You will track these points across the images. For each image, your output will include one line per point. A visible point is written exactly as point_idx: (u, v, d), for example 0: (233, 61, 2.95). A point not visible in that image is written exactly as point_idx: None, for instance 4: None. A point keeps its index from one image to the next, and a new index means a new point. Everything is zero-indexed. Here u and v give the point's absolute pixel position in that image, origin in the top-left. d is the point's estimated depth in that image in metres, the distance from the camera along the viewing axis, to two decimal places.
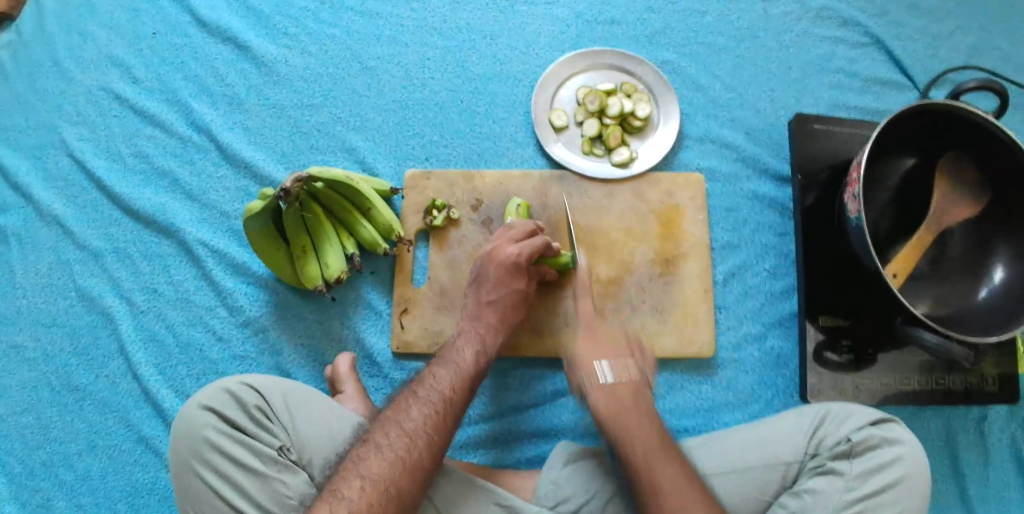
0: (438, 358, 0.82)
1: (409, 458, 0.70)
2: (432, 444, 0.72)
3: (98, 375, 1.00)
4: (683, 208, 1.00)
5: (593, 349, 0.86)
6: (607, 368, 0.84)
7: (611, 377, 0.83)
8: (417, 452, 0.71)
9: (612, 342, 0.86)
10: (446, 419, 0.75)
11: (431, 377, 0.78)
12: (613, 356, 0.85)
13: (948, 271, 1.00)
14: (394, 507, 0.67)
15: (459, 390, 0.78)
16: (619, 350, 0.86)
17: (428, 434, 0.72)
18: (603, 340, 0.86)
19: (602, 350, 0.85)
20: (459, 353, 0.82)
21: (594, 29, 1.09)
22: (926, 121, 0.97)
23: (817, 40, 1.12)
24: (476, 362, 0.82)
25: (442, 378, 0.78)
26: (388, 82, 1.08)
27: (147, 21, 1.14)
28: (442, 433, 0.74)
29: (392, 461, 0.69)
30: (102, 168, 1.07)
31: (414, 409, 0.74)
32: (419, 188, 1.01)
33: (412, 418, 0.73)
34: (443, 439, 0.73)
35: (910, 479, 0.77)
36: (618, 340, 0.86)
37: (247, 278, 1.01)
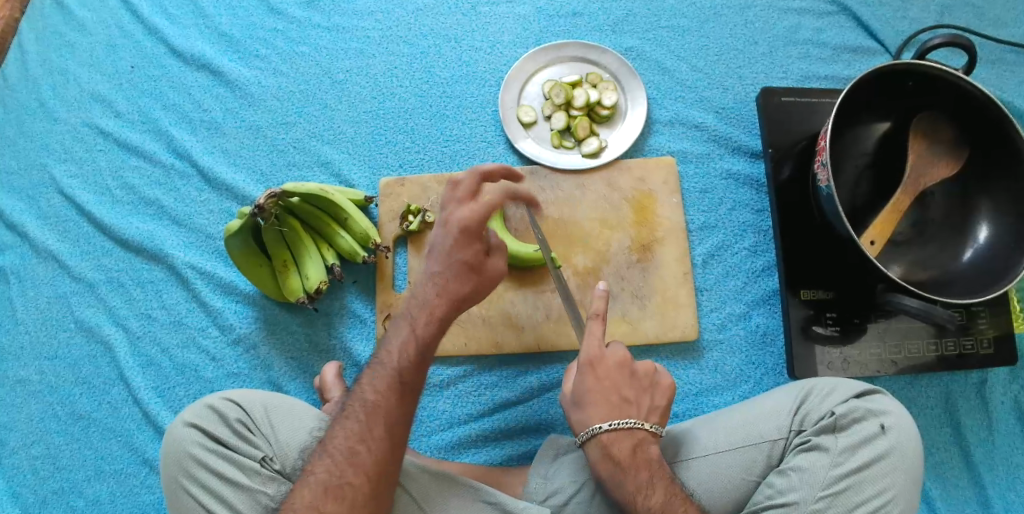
0: (371, 361, 0.79)
1: (334, 478, 0.70)
2: (355, 460, 0.71)
3: (100, 402, 1.03)
4: (656, 193, 1.00)
5: (609, 441, 0.76)
6: (630, 468, 0.75)
7: (638, 474, 0.75)
8: (341, 472, 0.70)
9: (626, 425, 0.76)
10: (368, 429, 0.73)
11: (359, 387, 0.77)
12: (632, 453, 0.76)
13: (932, 234, 0.98)
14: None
15: (385, 394, 0.75)
16: (637, 441, 0.77)
17: (351, 452, 0.71)
18: (619, 419, 0.77)
19: (618, 442, 0.76)
20: (386, 352, 0.78)
21: (556, 23, 1.10)
22: (895, 83, 0.96)
23: (782, 13, 1.11)
24: (401, 357, 0.77)
25: (366, 386, 0.76)
26: (358, 94, 1.10)
27: (125, 56, 1.17)
28: (368, 444, 0.72)
29: (315, 485, 0.70)
30: (91, 202, 1.11)
31: (338, 428, 0.74)
32: (394, 195, 1.02)
33: (335, 437, 0.73)
34: (369, 453, 0.72)
35: (896, 451, 0.77)
36: (633, 421, 0.77)
37: (236, 296, 1.04)
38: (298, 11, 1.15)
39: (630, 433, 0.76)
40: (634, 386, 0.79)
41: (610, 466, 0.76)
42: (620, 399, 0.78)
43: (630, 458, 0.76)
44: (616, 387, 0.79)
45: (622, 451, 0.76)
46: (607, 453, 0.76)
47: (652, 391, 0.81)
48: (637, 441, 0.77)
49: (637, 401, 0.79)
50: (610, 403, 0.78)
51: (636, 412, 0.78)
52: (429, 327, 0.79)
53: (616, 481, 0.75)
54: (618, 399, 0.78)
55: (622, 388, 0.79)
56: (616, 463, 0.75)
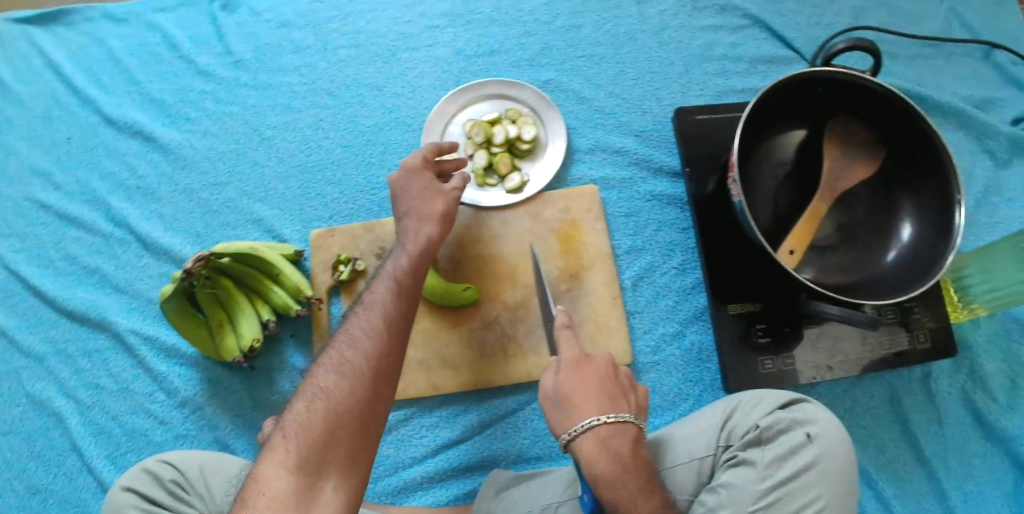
0: (373, 280, 0.81)
1: (349, 366, 0.70)
2: (360, 346, 0.72)
3: (56, 474, 1.04)
4: (581, 221, 1.01)
5: (606, 434, 0.75)
6: (632, 467, 0.74)
7: (637, 475, 0.74)
8: (346, 355, 0.71)
9: (624, 418, 0.76)
10: (381, 325, 0.74)
11: (367, 295, 0.78)
12: (629, 450, 0.75)
13: (858, 236, 0.99)
14: (325, 404, 0.67)
15: (390, 302, 0.76)
16: (633, 438, 0.76)
17: (355, 340, 0.72)
18: (615, 413, 0.77)
19: (616, 436, 0.75)
20: (389, 275, 0.80)
21: (474, 63, 1.13)
22: (806, 91, 0.97)
23: (695, 32, 1.14)
24: (407, 277, 0.80)
25: (376, 294, 0.77)
26: (287, 148, 1.12)
27: (61, 128, 1.20)
28: (375, 337, 0.72)
29: (334, 373, 0.70)
30: (36, 275, 1.13)
31: (351, 326, 0.74)
32: (324, 246, 1.04)
33: (347, 336, 0.73)
34: (376, 346, 0.72)
35: (821, 461, 0.76)
36: (628, 415, 0.77)
37: (180, 359, 1.06)
38: (225, 71, 1.18)
39: (628, 427, 0.76)
40: (621, 385, 0.81)
41: (615, 463, 0.74)
42: (613, 396, 0.79)
43: (628, 454, 0.75)
44: (601, 386, 0.79)
45: (622, 445, 0.75)
46: (606, 446, 0.74)
47: (634, 392, 0.82)
48: (633, 437, 0.76)
49: (628, 399, 0.80)
50: (607, 399, 0.78)
51: (627, 407, 0.79)
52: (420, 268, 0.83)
53: (618, 477, 0.73)
54: (612, 395, 0.79)
55: (613, 385, 0.80)
56: (616, 458, 0.74)
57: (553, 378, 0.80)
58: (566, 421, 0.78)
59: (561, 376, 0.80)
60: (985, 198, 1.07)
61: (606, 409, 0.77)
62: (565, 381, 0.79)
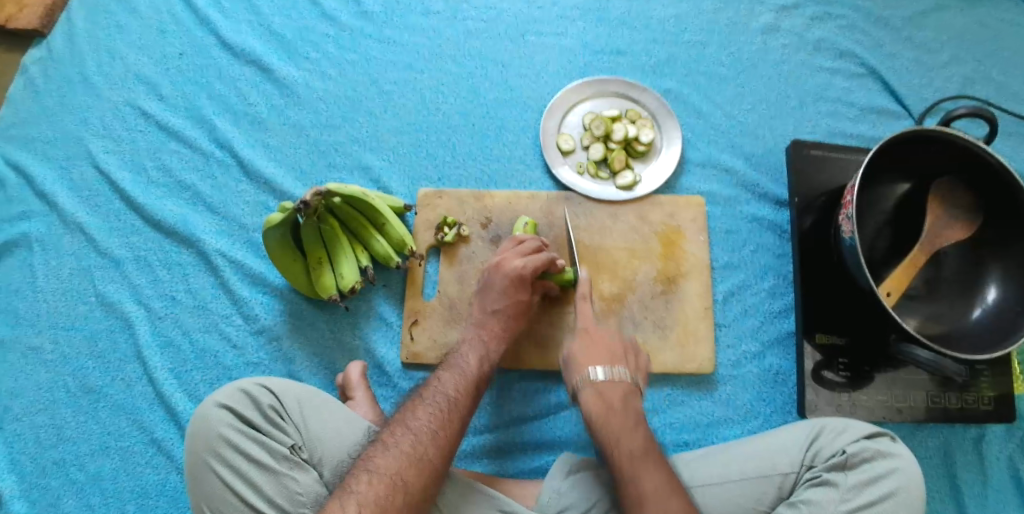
0: (444, 364, 0.88)
1: (416, 453, 0.75)
2: (437, 441, 0.76)
3: (114, 378, 1.04)
4: (684, 229, 1.04)
5: (604, 386, 0.85)
6: (619, 410, 0.83)
7: (624, 417, 0.82)
8: (423, 448, 0.75)
9: (621, 374, 0.86)
10: (451, 417, 0.79)
11: (437, 380, 0.84)
12: (622, 399, 0.84)
13: (943, 291, 1.02)
14: (400, 498, 0.71)
15: (463, 392, 0.83)
16: (626, 389, 0.85)
17: (434, 432, 0.77)
18: (613, 367, 0.87)
19: (612, 387, 0.85)
20: (463, 358, 0.88)
21: (600, 58, 1.16)
22: (919, 147, 1.01)
23: (813, 71, 1.18)
24: (479, 366, 0.87)
25: (447, 381, 0.84)
26: (404, 105, 1.14)
27: (175, 42, 1.22)
28: (447, 430, 0.78)
29: (399, 456, 0.74)
30: (126, 180, 1.13)
31: (419, 410, 0.79)
32: (430, 205, 1.06)
33: (418, 418, 0.78)
34: (447, 437, 0.78)
35: (903, 492, 0.79)
36: (625, 371, 0.86)
37: (264, 288, 1.06)
38: (352, 19, 1.20)
39: (622, 381, 0.85)
40: (626, 347, 0.91)
41: (602, 406, 0.83)
42: (614, 354, 0.88)
43: (619, 401, 0.84)
44: (607, 348, 0.89)
45: (615, 394, 0.84)
46: (602, 394, 0.84)
47: (637, 358, 0.92)
48: (627, 388, 0.86)
49: (629, 359, 0.89)
50: (608, 356, 0.88)
51: (626, 366, 0.88)
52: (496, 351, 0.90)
53: (605, 418, 0.82)
54: (614, 353, 0.89)
55: (619, 347, 0.90)
56: (606, 402, 0.84)
57: (570, 345, 0.90)
58: (575, 379, 0.87)
59: (578, 343, 0.90)
60: None
61: (604, 365, 0.87)
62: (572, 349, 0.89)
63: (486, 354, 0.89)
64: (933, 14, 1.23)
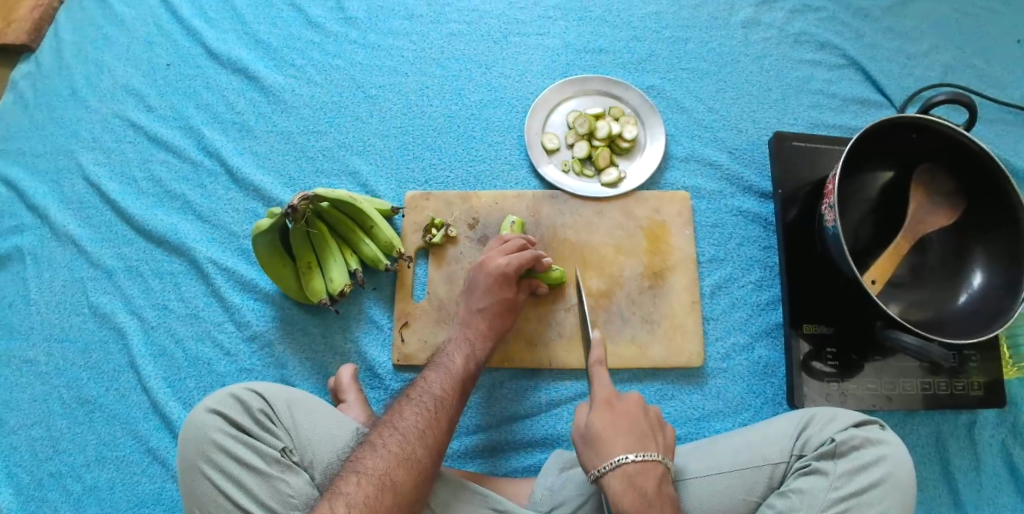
0: (430, 364, 0.88)
1: (403, 453, 0.75)
2: (425, 441, 0.77)
3: (109, 388, 1.05)
4: (669, 224, 1.05)
5: (634, 472, 0.76)
6: (656, 503, 0.74)
7: (661, 511, 0.73)
8: (411, 448, 0.76)
9: (651, 457, 0.77)
10: (438, 416, 0.80)
11: (423, 381, 0.85)
12: (656, 487, 0.75)
13: (928, 279, 1.03)
14: (389, 498, 0.72)
15: (450, 391, 0.84)
16: (659, 474, 0.77)
17: (422, 432, 0.78)
18: (644, 451, 0.77)
19: (642, 473, 0.76)
20: (449, 358, 0.88)
21: (583, 57, 1.17)
22: (899, 135, 1.02)
23: (795, 63, 1.19)
24: (465, 365, 0.88)
25: (434, 381, 0.84)
26: (389, 109, 1.15)
27: (162, 53, 1.23)
28: (434, 429, 0.79)
29: (387, 456, 0.75)
30: (116, 191, 1.14)
31: (406, 411, 0.80)
32: (418, 208, 1.07)
33: (405, 418, 0.79)
34: (435, 436, 0.78)
35: (892, 477, 0.79)
36: (655, 453, 0.78)
37: (255, 294, 1.07)
38: (337, 26, 1.21)
39: (654, 466, 0.76)
40: (651, 423, 0.81)
41: (636, 498, 0.74)
42: (642, 434, 0.79)
43: (654, 491, 0.75)
44: (631, 425, 0.80)
45: (648, 482, 0.75)
46: (633, 484, 0.75)
47: (663, 434, 0.82)
48: (660, 475, 0.77)
49: (658, 437, 0.80)
50: (635, 437, 0.79)
51: (655, 446, 0.79)
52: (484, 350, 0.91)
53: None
54: (641, 432, 0.80)
55: (643, 423, 0.80)
56: (641, 495, 0.74)
57: (589, 422, 0.80)
58: (597, 463, 0.78)
59: (597, 420, 0.80)
60: None
61: (632, 447, 0.77)
62: (594, 427, 0.80)
63: (473, 352, 0.90)
64: (913, 3, 1.24)
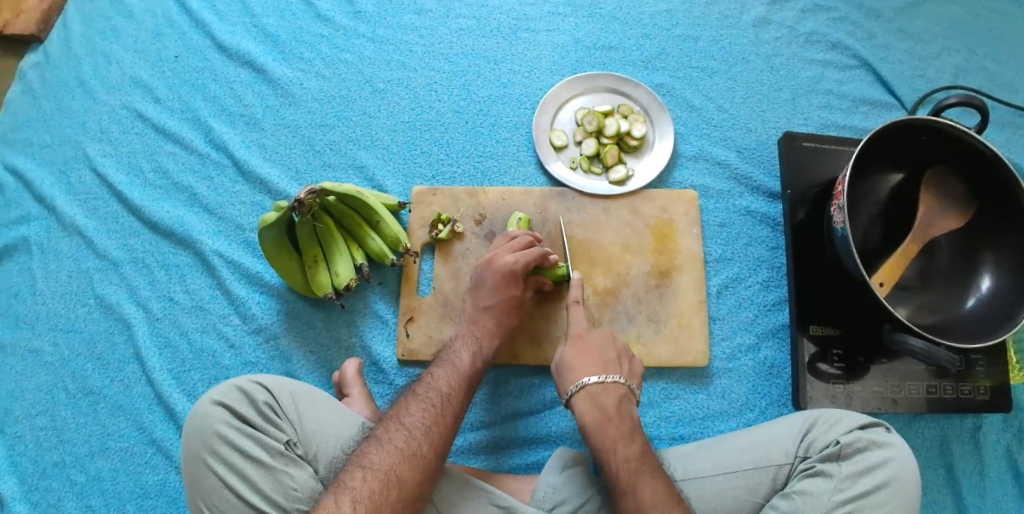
0: (437, 361, 0.88)
1: (409, 448, 0.75)
2: (430, 436, 0.77)
3: (113, 379, 1.05)
4: (677, 223, 1.04)
5: (596, 392, 0.83)
6: (614, 418, 0.81)
7: (619, 425, 0.81)
8: (417, 444, 0.76)
9: (612, 379, 0.85)
10: (444, 413, 0.80)
11: (430, 377, 0.85)
12: (615, 405, 0.83)
13: (936, 281, 1.02)
14: (394, 493, 0.72)
15: (456, 388, 0.84)
16: (621, 394, 0.84)
17: (427, 428, 0.78)
18: (605, 373, 0.85)
19: (604, 392, 0.84)
20: (456, 355, 0.88)
21: (592, 54, 1.17)
22: (910, 138, 1.02)
23: (806, 63, 1.18)
24: (472, 363, 0.88)
25: (440, 377, 0.84)
26: (397, 104, 1.15)
27: (170, 45, 1.22)
28: (440, 426, 0.79)
29: (393, 451, 0.75)
30: (123, 182, 1.14)
31: (413, 406, 0.80)
32: (425, 203, 1.06)
33: (411, 413, 0.79)
34: (440, 432, 0.78)
35: (898, 480, 0.79)
36: (617, 375, 0.85)
37: (261, 287, 1.07)
38: (345, 19, 1.20)
39: (616, 386, 0.84)
40: (619, 351, 0.89)
41: (596, 414, 0.82)
42: (606, 361, 0.87)
43: (614, 409, 0.83)
44: (597, 352, 0.88)
45: (609, 400, 0.83)
46: (595, 401, 0.83)
47: (632, 363, 0.90)
48: (621, 394, 0.84)
49: (624, 365, 0.88)
50: (599, 362, 0.86)
51: (619, 371, 0.86)
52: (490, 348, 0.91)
53: (600, 427, 0.81)
54: (608, 359, 0.87)
55: (610, 352, 0.88)
56: (601, 411, 0.82)
57: (561, 352, 0.88)
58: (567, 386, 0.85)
59: (569, 350, 0.88)
60: None
61: (596, 372, 0.85)
62: (565, 357, 0.88)
63: (480, 350, 0.90)
64: (926, 5, 1.23)
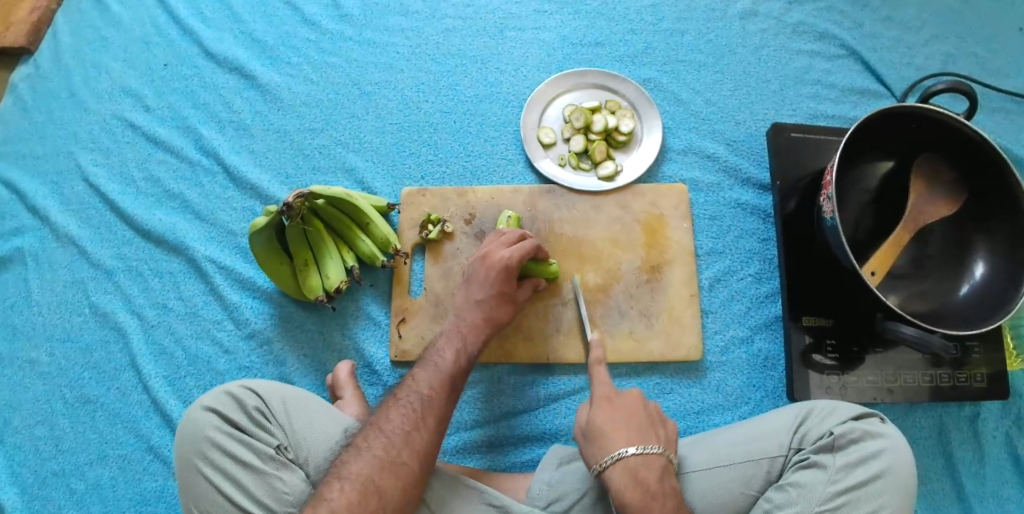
0: (420, 360, 0.88)
1: (388, 457, 0.76)
2: (410, 442, 0.77)
3: (110, 387, 1.05)
4: (667, 217, 1.04)
5: (636, 465, 0.77)
6: (658, 496, 0.75)
7: (664, 504, 0.74)
8: (397, 451, 0.76)
9: (653, 450, 0.78)
10: (425, 416, 0.80)
11: (411, 379, 0.84)
12: (658, 480, 0.76)
13: (929, 269, 1.02)
14: (374, 503, 0.73)
15: (438, 389, 0.83)
16: (661, 467, 0.78)
17: (407, 434, 0.78)
18: (644, 444, 0.78)
19: (645, 466, 0.77)
20: (439, 353, 0.87)
21: (579, 51, 1.17)
22: (899, 126, 1.01)
23: (793, 54, 1.18)
24: (456, 359, 0.86)
25: (421, 379, 0.84)
26: (385, 106, 1.15)
27: (159, 53, 1.23)
28: (421, 430, 0.79)
29: (371, 461, 0.75)
30: (115, 191, 1.15)
31: (393, 413, 0.80)
32: (414, 204, 1.06)
33: (390, 420, 0.79)
34: (421, 437, 0.78)
35: (893, 470, 0.79)
36: (657, 446, 0.78)
37: (253, 292, 1.07)
38: (332, 23, 1.21)
39: (657, 459, 0.77)
40: (653, 417, 0.82)
41: (638, 490, 0.75)
42: (642, 427, 0.80)
43: (656, 484, 0.76)
44: (633, 420, 0.81)
45: (651, 475, 0.76)
46: (636, 477, 0.76)
47: (665, 427, 0.83)
48: (662, 467, 0.78)
49: (659, 430, 0.81)
50: (636, 431, 0.79)
51: (656, 439, 0.80)
52: (477, 344, 0.90)
53: (644, 507, 0.74)
54: (643, 425, 0.81)
55: (644, 417, 0.81)
56: (643, 489, 0.75)
57: (589, 418, 0.81)
58: (599, 457, 0.78)
59: (597, 415, 0.81)
60: None
61: (633, 442, 0.78)
62: (595, 422, 0.80)
63: (464, 346, 0.88)
64: None
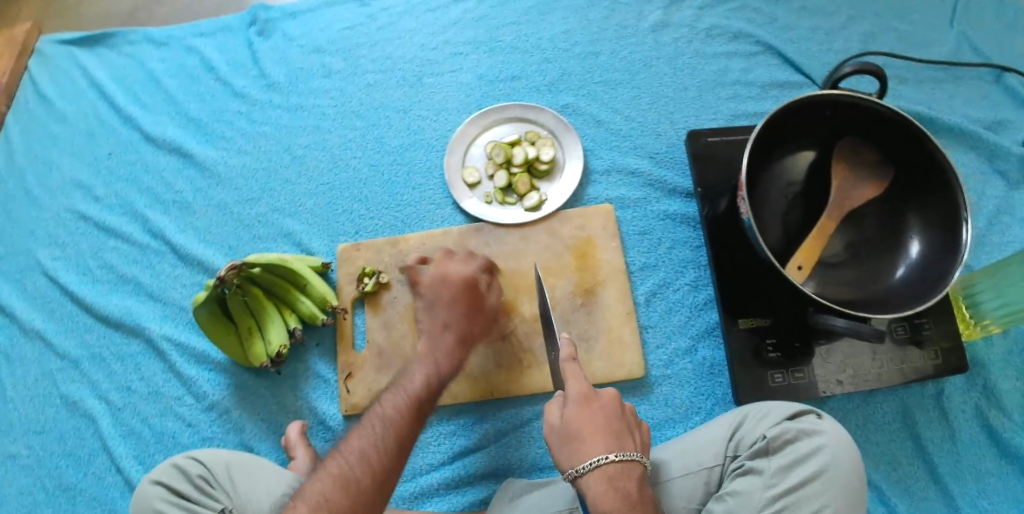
0: (393, 383, 0.85)
1: (344, 475, 0.73)
2: (367, 459, 0.75)
3: (86, 473, 1.09)
4: (596, 238, 1.06)
5: (614, 473, 0.75)
6: (637, 504, 0.73)
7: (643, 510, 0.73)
8: (352, 469, 0.74)
9: (631, 457, 0.77)
10: (386, 435, 0.77)
11: (379, 400, 0.82)
12: (637, 489, 0.75)
13: (865, 253, 1.01)
14: None
15: (403, 410, 0.80)
16: (639, 475, 0.76)
17: (364, 451, 0.75)
18: (622, 451, 0.76)
19: (623, 475, 0.75)
20: (412, 376, 0.84)
21: (496, 87, 1.20)
22: (816, 114, 1.00)
23: (708, 58, 1.19)
24: (426, 382, 0.84)
25: (388, 400, 0.81)
26: (316, 167, 1.19)
27: (104, 144, 1.28)
28: (380, 448, 0.76)
29: (327, 480, 0.73)
30: (73, 282, 1.20)
31: (354, 432, 0.78)
32: (351, 259, 1.09)
33: (351, 440, 0.77)
34: (380, 455, 0.75)
35: (831, 469, 0.77)
36: (636, 453, 0.77)
37: (209, 365, 1.10)
38: (261, 93, 1.25)
39: (635, 467, 0.76)
40: (627, 420, 0.81)
41: (618, 498, 0.73)
42: (618, 432, 0.78)
43: (636, 493, 0.74)
44: (607, 423, 0.79)
45: (631, 484, 0.75)
46: (614, 485, 0.74)
47: (639, 431, 0.82)
48: (640, 475, 0.76)
49: (635, 436, 0.80)
50: (613, 436, 0.78)
51: (633, 445, 0.78)
52: (448, 366, 0.87)
53: None
54: (620, 429, 0.79)
55: (620, 421, 0.80)
56: (624, 498, 0.73)
57: (562, 419, 0.79)
58: (569, 465, 0.77)
59: (570, 415, 0.79)
60: (996, 219, 1.08)
61: (609, 446, 0.77)
62: (569, 426, 0.79)
63: (436, 371, 0.86)
64: None
